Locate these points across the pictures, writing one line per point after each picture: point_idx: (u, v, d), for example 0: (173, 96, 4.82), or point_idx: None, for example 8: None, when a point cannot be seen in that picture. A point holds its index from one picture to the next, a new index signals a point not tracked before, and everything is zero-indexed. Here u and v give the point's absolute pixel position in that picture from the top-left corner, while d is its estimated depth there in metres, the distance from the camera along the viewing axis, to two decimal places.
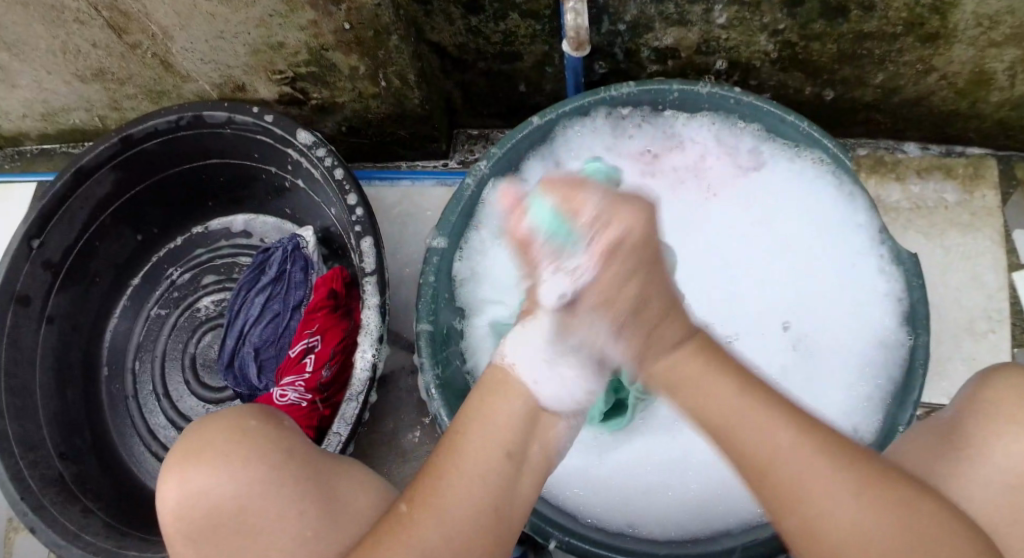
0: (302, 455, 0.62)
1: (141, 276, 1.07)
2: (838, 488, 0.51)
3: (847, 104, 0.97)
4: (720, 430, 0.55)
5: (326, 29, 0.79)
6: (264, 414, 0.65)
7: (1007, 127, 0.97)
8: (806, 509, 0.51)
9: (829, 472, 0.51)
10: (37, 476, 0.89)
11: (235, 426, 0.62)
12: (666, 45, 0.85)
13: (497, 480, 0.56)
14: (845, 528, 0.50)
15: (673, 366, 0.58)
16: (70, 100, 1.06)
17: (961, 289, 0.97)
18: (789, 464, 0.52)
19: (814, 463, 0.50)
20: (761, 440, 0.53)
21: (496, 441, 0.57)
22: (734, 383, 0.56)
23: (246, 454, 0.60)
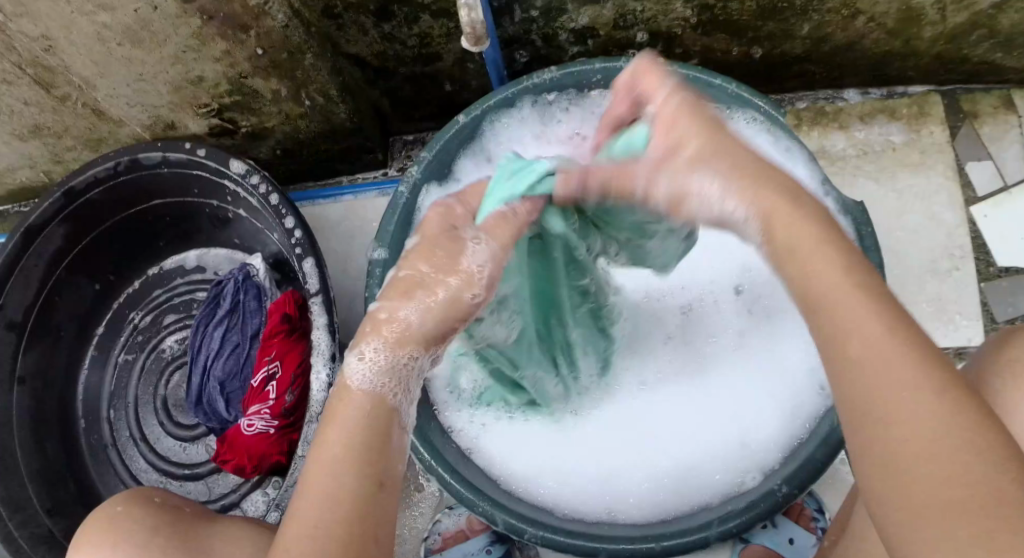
0: (171, 527, 0.65)
1: (105, 324, 1.07)
2: (914, 389, 0.38)
3: (780, 58, 0.95)
4: (816, 324, 0.43)
5: (241, 57, 0.79)
6: (138, 494, 0.68)
7: (945, 61, 0.96)
8: (884, 421, 0.39)
9: (911, 371, 0.39)
10: (26, 536, 0.89)
11: (103, 518, 0.66)
12: (583, 25, 0.85)
13: (364, 507, 0.46)
14: (922, 440, 0.37)
15: (788, 222, 0.46)
16: (13, 160, 1.06)
17: (919, 231, 0.96)
18: (872, 358, 0.40)
19: (869, 372, 0.39)
20: (857, 336, 0.40)
21: (352, 447, 0.47)
22: (828, 247, 0.44)
23: (116, 541, 0.64)
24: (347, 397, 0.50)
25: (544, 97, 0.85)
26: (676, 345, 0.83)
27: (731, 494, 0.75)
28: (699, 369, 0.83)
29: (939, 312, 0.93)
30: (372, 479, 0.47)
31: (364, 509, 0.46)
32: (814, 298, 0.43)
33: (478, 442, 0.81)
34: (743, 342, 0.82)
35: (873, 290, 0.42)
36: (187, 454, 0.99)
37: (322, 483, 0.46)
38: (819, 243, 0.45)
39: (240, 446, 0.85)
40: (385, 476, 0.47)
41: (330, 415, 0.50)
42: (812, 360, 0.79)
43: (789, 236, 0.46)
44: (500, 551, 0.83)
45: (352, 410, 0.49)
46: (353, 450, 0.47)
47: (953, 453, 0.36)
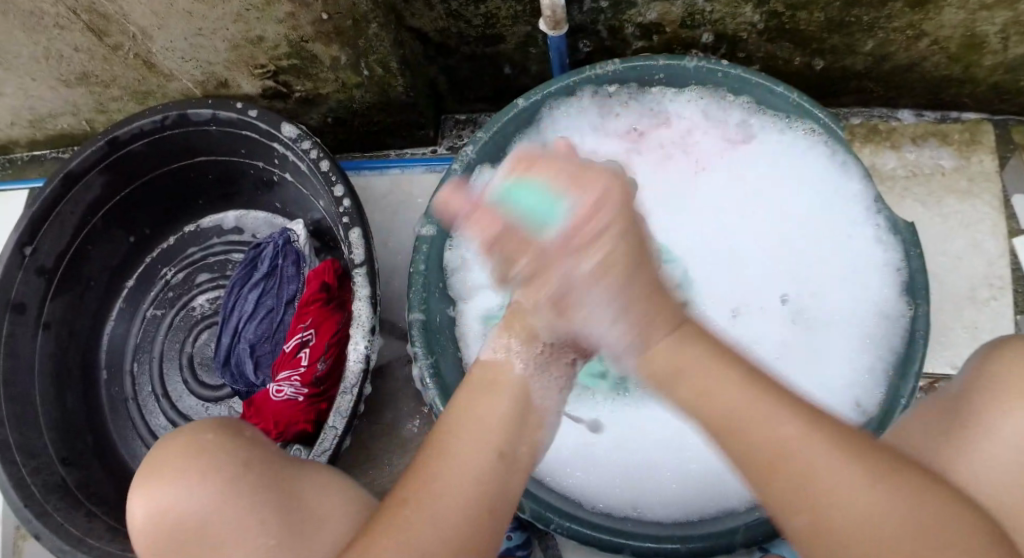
0: (261, 464, 0.63)
1: (136, 277, 1.06)
2: (851, 475, 0.48)
3: (839, 72, 0.95)
4: (727, 431, 0.52)
5: (303, 21, 0.78)
6: (221, 426, 0.66)
7: (1002, 90, 0.95)
8: (822, 499, 0.48)
9: (839, 463, 0.49)
10: (39, 483, 0.89)
11: (187, 445, 0.63)
12: (651, 19, 0.84)
13: (493, 470, 0.54)
14: (861, 521, 0.47)
15: (676, 352, 0.56)
16: (56, 106, 1.05)
17: (960, 258, 0.95)
18: (796, 458, 0.49)
19: (823, 477, 0.49)
20: (764, 439, 0.50)
21: (486, 431, 0.55)
22: (741, 373, 0.53)
23: (204, 470, 0.61)
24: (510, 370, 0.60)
25: (605, 88, 0.85)
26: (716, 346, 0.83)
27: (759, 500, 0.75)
28: None
29: (974, 340, 0.92)
30: (495, 449, 0.55)
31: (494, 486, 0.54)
32: (722, 419, 0.52)
33: None
34: (783, 350, 0.82)
35: (775, 400, 0.52)
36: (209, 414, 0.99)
37: (472, 465, 0.54)
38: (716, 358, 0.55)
39: (268, 411, 0.84)
40: (506, 447, 0.56)
41: (473, 390, 0.59)
42: (852, 375, 0.79)
43: (668, 368, 0.56)
44: (520, 538, 0.82)
45: (509, 391, 0.58)
46: (491, 436, 0.55)
47: (881, 507, 0.47)
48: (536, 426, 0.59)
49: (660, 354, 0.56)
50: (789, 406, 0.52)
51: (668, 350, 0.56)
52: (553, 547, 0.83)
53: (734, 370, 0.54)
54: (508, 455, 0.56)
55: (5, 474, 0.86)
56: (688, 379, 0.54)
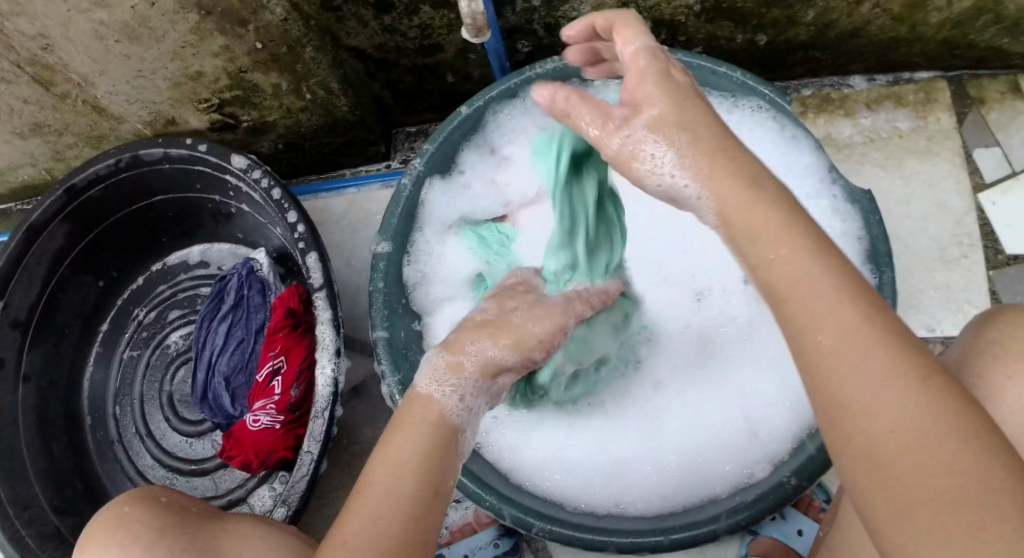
0: (177, 529, 0.64)
1: (110, 320, 1.06)
2: (898, 381, 0.41)
3: (784, 46, 0.95)
4: (807, 357, 0.44)
5: (240, 52, 0.78)
6: (144, 495, 0.67)
7: (951, 46, 0.95)
8: (858, 416, 0.41)
9: (884, 360, 0.41)
10: (33, 535, 0.90)
11: (112, 516, 0.65)
12: (586, 13, 0.84)
13: (421, 506, 0.50)
14: (901, 433, 0.40)
15: (747, 208, 0.48)
16: (15, 158, 1.05)
17: (925, 219, 0.95)
18: (841, 361, 0.42)
19: (855, 376, 0.42)
20: (821, 321, 0.43)
21: (415, 457, 0.51)
22: (802, 248, 0.45)
23: (122, 543, 0.63)
24: (426, 405, 0.55)
25: None
26: (687, 333, 0.84)
27: (740, 486, 0.75)
28: (709, 356, 0.83)
29: (946, 300, 0.92)
30: (426, 487, 0.50)
31: (421, 514, 0.49)
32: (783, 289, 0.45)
33: (487, 437, 0.81)
34: (752, 330, 0.82)
35: (845, 281, 0.44)
36: (193, 450, 0.99)
37: (394, 491, 0.49)
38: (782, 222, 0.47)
39: (246, 442, 0.84)
40: (440, 486, 0.51)
41: (399, 425, 0.54)
42: None
43: (747, 220, 0.48)
44: (508, 544, 0.83)
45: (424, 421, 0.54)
46: (425, 465, 0.51)
47: (932, 452, 0.39)
48: (463, 462, 0.55)
49: (727, 204, 0.49)
50: (850, 297, 0.43)
51: (730, 208, 0.48)
52: (544, 550, 0.83)
53: (799, 229, 0.46)
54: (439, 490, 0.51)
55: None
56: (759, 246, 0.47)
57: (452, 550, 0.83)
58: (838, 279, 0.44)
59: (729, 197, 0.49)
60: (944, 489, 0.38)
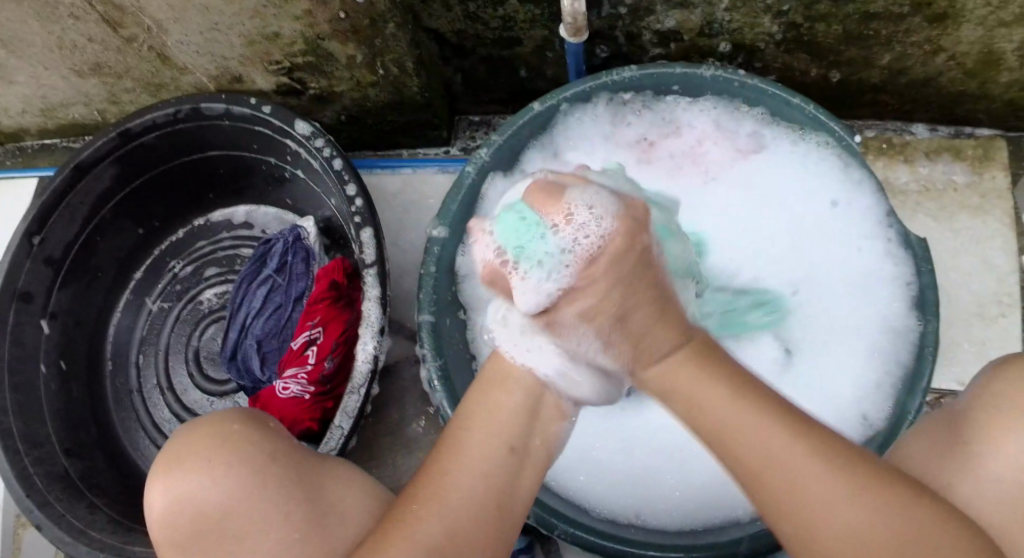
0: (286, 458, 0.62)
1: (143, 270, 1.06)
2: (841, 498, 0.46)
3: (854, 85, 0.95)
4: (758, 473, 0.49)
5: (321, 19, 0.78)
6: (253, 419, 0.65)
7: (1016, 108, 0.95)
8: (794, 508, 0.47)
9: (823, 475, 0.47)
10: (41, 474, 0.89)
11: (219, 432, 0.62)
12: (669, 27, 0.84)
13: (495, 471, 0.56)
14: (846, 544, 0.46)
15: (668, 370, 0.56)
16: (69, 95, 1.05)
17: (970, 274, 0.95)
18: (799, 491, 0.47)
19: (805, 489, 0.47)
20: (744, 441, 0.50)
21: (493, 437, 0.57)
22: (726, 389, 0.52)
23: (226, 461, 0.60)
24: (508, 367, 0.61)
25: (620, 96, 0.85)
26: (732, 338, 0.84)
27: None
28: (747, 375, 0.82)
29: (981, 356, 0.92)
30: (499, 445, 0.57)
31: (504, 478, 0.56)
32: (693, 422, 0.53)
33: None
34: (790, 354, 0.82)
35: (776, 412, 0.50)
36: (213, 409, 0.99)
37: (464, 478, 0.54)
38: (713, 385, 0.53)
39: (274, 408, 0.84)
40: (514, 443, 0.57)
41: (483, 387, 0.60)
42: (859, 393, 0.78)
43: (700, 391, 0.53)
44: (522, 542, 0.82)
45: (512, 399, 0.59)
46: (499, 430, 0.57)
47: (862, 527, 0.46)
48: (552, 424, 0.61)
49: (669, 372, 0.55)
50: (801, 440, 0.49)
51: (661, 371, 0.56)
52: (556, 552, 0.83)
53: (729, 388, 0.52)
54: (518, 449, 0.58)
55: (8, 465, 0.86)
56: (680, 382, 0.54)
57: None
58: (783, 425, 0.50)
59: (680, 357, 0.55)
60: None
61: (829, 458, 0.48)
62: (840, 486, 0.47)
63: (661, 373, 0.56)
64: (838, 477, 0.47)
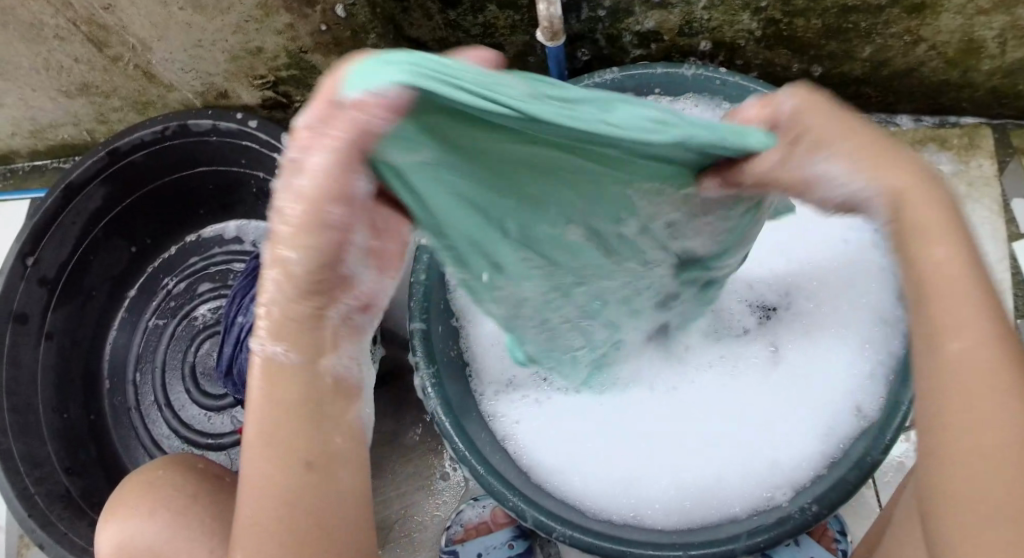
0: (208, 497, 0.71)
1: (138, 288, 1.07)
2: (1019, 433, 0.39)
3: (837, 78, 0.95)
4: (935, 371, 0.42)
5: (303, 32, 0.78)
6: (179, 461, 0.75)
7: (999, 95, 0.95)
8: (962, 429, 0.40)
9: (1015, 414, 0.40)
10: (43, 493, 0.89)
11: (146, 479, 0.72)
12: (649, 28, 0.85)
13: (295, 483, 0.46)
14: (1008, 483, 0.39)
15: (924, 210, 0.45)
16: (57, 116, 1.05)
17: None
18: (972, 402, 0.40)
19: (984, 415, 0.40)
20: (967, 341, 0.41)
21: (280, 437, 0.45)
22: (965, 255, 0.44)
23: (151, 507, 0.70)
24: (269, 374, 0.45)
25: None
26: (719, 334, 0.83)
27: (761, 508, 0.75)
28: (736, 367, 0.82)
29: None
30: (292, 460, 0.46)
31: (301, 489, 0.46)
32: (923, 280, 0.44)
33: (514, 426, 0.82)
34: (780, 344, 0.82)
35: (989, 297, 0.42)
36: (211, 424, 0.99)
37: (255, 504, 0.46)
38: (944, 232, 0.44)
39: None
40: (315, 457, 0.46)
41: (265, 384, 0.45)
42: (852, 384, 0.77)
43: (921, 219, 0.45)
44: (522, 546, 0.84)
45: (265, 382, 0.45)
46: (297, 438, 0.46)
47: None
48: (341, 409, 0.48)
49: (904, 212, 0.45)
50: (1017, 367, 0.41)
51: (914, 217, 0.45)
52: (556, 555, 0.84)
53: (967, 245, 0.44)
54: (319, 462, 0.46)
55: (9, 484, 0.86)
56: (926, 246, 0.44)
57: (466, 548, 0.84)
58: (1008, 345, 0.42)
59: (897, 193, 0.46)
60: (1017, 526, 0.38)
61: (1012, 384, 0.40)
62: (1005, 415, 0.40)
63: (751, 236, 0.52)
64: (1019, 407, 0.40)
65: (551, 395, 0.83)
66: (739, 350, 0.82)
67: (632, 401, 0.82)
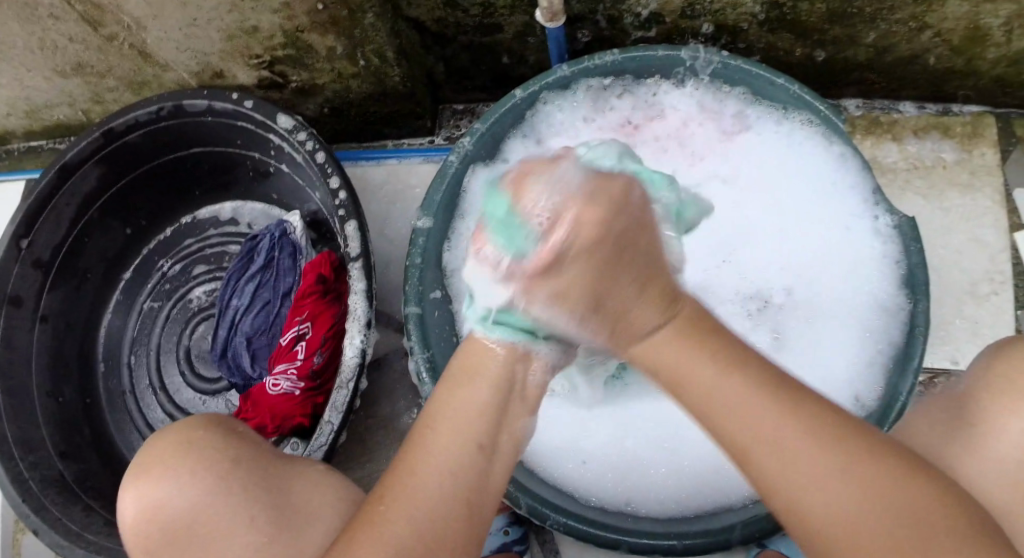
0: (252, 462, 0.64)
1: (133, 269, 1.06)
2: (815, 457, 0.47)
3: (839, 64, 0.94)
4: (710, 415, 0.50)
5: (299, 11, 0.77)
6: (219, 422, 0.68)
7: (1004, 83, 0.94)
8: (780, 484, 0.47)
9: (817, 464, 0.47)
10: (37, 477, 0.88)
11: (181, 438, 0.64)
12: (650, 10, 0.84)
13: (474, 464, 0.52)
14: (836, 516, 0.46)
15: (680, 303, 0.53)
16: (52, 96, 1.04)
17: (961, 252, 0.95)
18: (761, 441, 0.48)
19: (791, 466, 0.47)
20: (739, 410, 0.48)
21: (469, 425, 0.52)
22: (715, 360, 0.50)
23: (196, 467, 0.62)
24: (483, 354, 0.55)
25: (599, 81, 0.83)
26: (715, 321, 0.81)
27: (758, 497, 0.74)
28: None
29: (974, 333, 0.92)
30: (478, 443, 0.52)
31: (465, 479, 0.51)
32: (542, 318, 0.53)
33: None
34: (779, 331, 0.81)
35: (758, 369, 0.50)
36: (206, 407, 0.98)
37: (420, 499, 0.50)
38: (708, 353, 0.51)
39: (264, 404, 0.83)
40: (485, 441, 0.53)
41: (453, 381, 0.55)
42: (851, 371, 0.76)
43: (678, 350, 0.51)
44: (518, 532, 0.83)
45: (490, 369, 0.55)
46: (470, 427, 0.52)
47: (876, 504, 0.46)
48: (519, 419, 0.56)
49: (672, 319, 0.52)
50: (800, 423, 0.48)
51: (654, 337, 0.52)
52: (551, 542, 0.84)
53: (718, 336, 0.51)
54: (487, 445, 0.53)
55: (3, 469, 0.86)
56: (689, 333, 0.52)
57: None
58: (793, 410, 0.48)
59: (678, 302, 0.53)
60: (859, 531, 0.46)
61: (797, 431, 0.47)
62: (847, 487, 0.46)
63: (647, 347, 0.53)
64: (800, 438, 0.47)
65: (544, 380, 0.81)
66: (738, 336, 0.81)
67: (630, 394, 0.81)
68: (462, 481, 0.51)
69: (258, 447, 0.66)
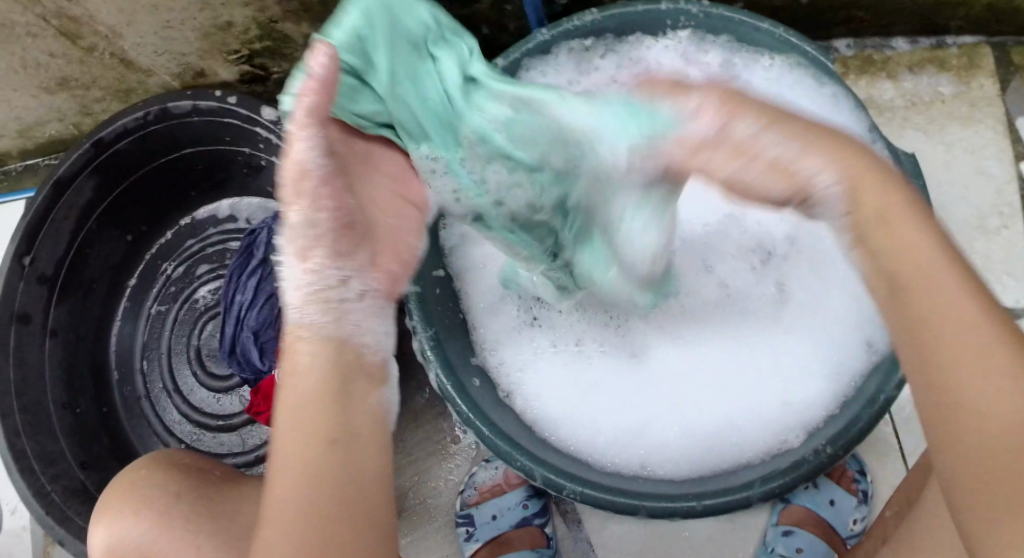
0: (195, 492, 0.72)
1: (137, 275, 1.07)
2: (999, 382, 0.45)
3: (826, 4, 0.92)
4: (892, 284, 0.50)
5: (271, 1, 0.76)
6: (165, 458, 0.75)
7: (996, 10, 0.91)
8: (966, 405, 0.46)
9: (1004, 374, 0.46)
10: (59, 490, 0.89)
11: (131, 479, 0.73)
12: None
13: (323, 473, 0.52)
14: (993, 420, 0.45)
15: (863, 231, 0.52)
16: (41, 113, 1.05)
17: (966, 186, 0.93)
18: (957, 346, 0.47)
19: (960, 365, 0.46)
20: (928, 281, 0.49)
21: (306, 433, 0.53)
22: (953, 278, 0.49)
23: (137, 508, 0.70)
24: (301, 354, 0.55)
25: (581, 43, 0.80)
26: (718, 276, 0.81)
27: (773, 453, 0.73)
28: (739, 307, 0.80)
29: (984, 268, 0.90)
30: (329, 439, 0.53)
31: (325, 470, 0.52)
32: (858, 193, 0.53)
33: (520, 377, 0.80)
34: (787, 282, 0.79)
35: (972, 289, 0.48)
36: (220, 404, 1.00)
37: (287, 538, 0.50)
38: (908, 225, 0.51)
39: None
40: (336, 435, 0.53)
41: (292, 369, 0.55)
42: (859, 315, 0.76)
43: (886, 241, 0.51)
44: (536, 506, 0.86)
45: (317, 372, 0.54)
46: (320, 429, 0.53)
47: (1021, 430, 0.45)
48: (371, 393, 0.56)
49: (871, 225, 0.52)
50: (1004, 339, 0.46)
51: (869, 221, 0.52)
52: (572, 513, 0.86)
53: (968, 287, 0.48)
54: (341, 439, 0.53)
55: (25, 485, 0.86)
56: (890, 229, 0.51)
57: (482, 511, 0.86)
58: (994, 317, 0.47)
59: (867, 229, 0.52)
60: (1002, 444, 0.45)
61: (1006, 356, 0.46)
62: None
63: (862, 237, 0.53)
64: (1004, 371, 0.46)
65: (554, 354, 0.82)
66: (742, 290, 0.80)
67: (625, 362, 0.81)
68: (339, 495, 0.52)
69: (203, 477, 0.74)
